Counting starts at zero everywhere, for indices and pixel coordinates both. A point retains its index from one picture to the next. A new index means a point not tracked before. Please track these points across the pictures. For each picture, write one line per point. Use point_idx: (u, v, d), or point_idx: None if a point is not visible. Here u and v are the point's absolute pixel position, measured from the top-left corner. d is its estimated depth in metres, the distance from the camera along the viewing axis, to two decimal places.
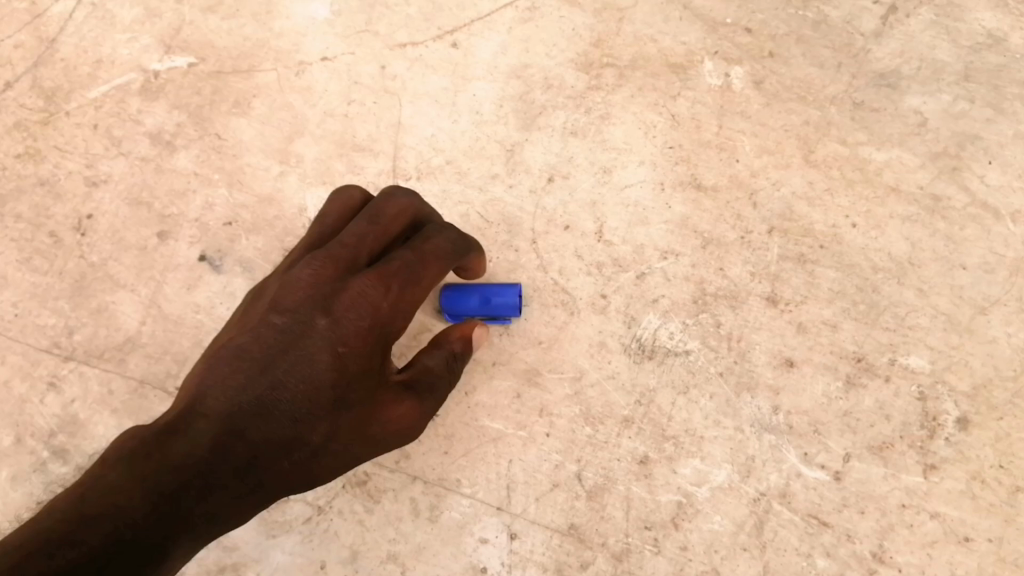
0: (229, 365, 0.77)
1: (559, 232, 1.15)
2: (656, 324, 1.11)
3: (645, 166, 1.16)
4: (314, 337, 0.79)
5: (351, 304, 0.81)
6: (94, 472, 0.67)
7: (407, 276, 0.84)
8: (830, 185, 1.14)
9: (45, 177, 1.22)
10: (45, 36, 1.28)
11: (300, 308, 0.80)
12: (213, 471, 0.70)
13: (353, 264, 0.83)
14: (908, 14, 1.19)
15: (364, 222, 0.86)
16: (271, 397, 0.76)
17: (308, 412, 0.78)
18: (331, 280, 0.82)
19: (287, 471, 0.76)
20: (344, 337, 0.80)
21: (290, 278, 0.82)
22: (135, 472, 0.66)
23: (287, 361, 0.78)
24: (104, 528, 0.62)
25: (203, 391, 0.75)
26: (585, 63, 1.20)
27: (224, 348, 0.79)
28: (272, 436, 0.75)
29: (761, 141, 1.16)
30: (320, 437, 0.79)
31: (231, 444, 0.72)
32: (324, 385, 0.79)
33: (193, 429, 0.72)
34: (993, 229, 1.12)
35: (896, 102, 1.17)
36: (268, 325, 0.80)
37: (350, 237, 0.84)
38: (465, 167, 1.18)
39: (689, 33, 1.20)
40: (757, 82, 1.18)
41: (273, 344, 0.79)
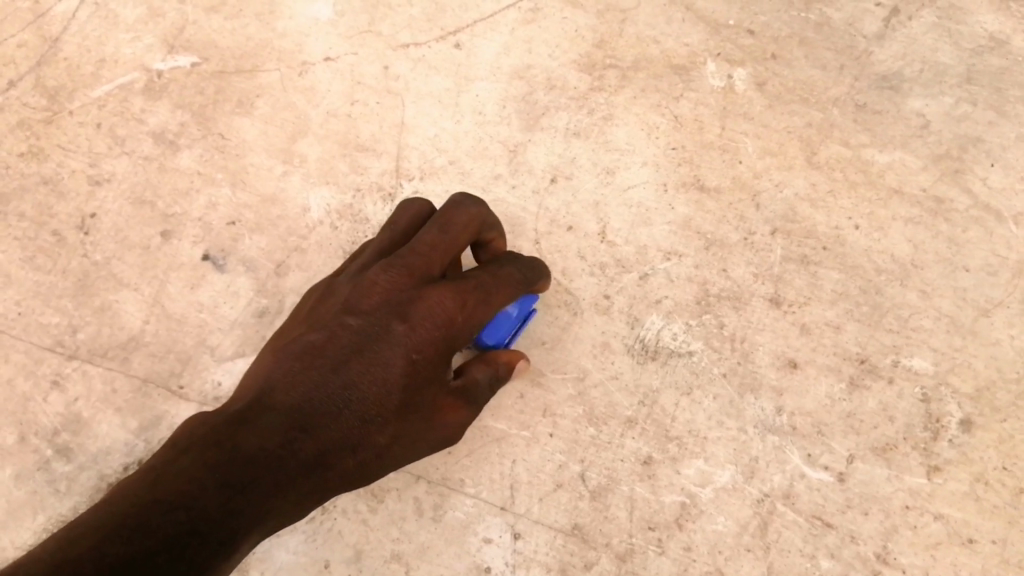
0: (304, 363, 0.78)
1: (563, 233, 1.15)
2: (659, 325, 1.11)
3: (648, 167, 1.16)
4: (389, 342, 0.80)
5: (426, 312, 0.82)
6: (165, 455, 0.66)
7: (479, 293, 0.87)
8: (833, 187, 1.14)
9: (49, 177, 1.22)
10: (48, 35, 1.28)
11: (375, 312, 0.82)
12: (284, 465, 0.70)
13: (428, 273, 0.85)
14: (911, 17, 1.20)
15: (436, 231, 0.87)
16: (343, 396, 0.77)
17: (375, 416, 0.79)
18: (406, 286, 0.83)
19: (347, 469, 0.77)
20: (418, 345, 0.81)
21: (365, 280, 0.84)
22: (206, 460, 0.65)
23: (360, 362, 0.79)
24: (179, 516, 0.60)
25: (277, 385, 0.75)
26: (589, 64, 1.21)
27: (298, 346, 0.80)
28: (340, 435, 0.76)
29: (764, 143, 1.16)
30: (383, 440, 0.80)
31: (301, 440, 0.72)
32: (394, 391, 0.80)
33: (264, 420, 0.71)
34: (996, 231, 1.12)
35: (898, 104, 1.17)
36: (343, 326, 0.81)
37: (424, 244, 0.86)
38: (469, 168, 1.18)
39: (692, 35, 1.20)
40: (759, 83, 1.18)
41: (348, 345, 0.80)
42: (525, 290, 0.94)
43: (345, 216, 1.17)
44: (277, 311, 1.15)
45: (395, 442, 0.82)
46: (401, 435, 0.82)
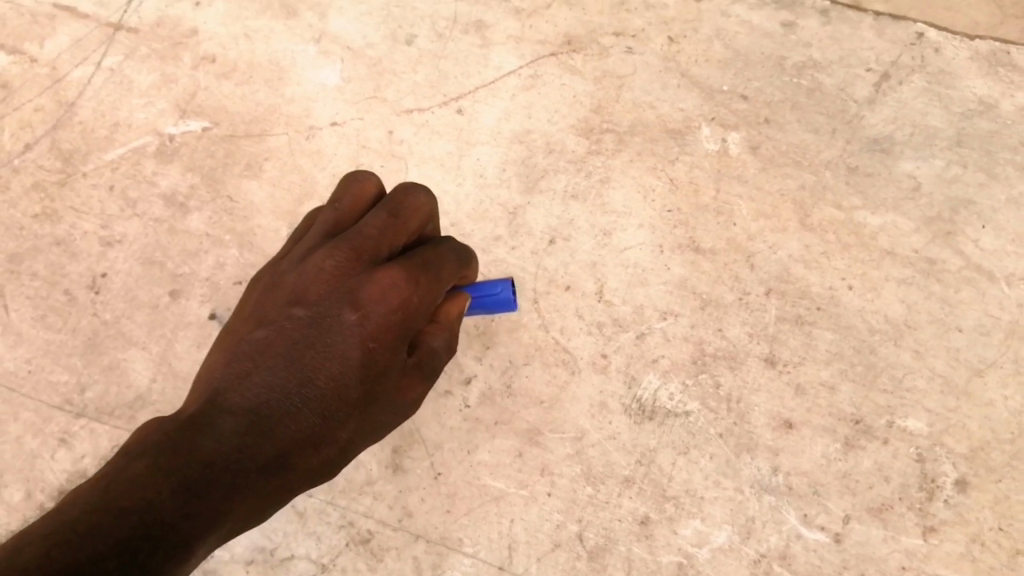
0: (255, 361, 0.75)
1: (560, 293, 1.16)
2: (656, 385, 1.12)
3: (644, 229, 1.18)
4: (342, 332, 0.77)
5: (380, 295, 0.78)
6: (117, 462, 0.64)
7: (427, 271, 0.82)
8: (826, 249, 1.15)
9: (61, 238, 1.25)
10: (64, 100, 1.31)
11: (324, 301, 0.78)
12: (242, 467, 0.68)
13: (376, 256, 0.81)
14: (901, 82, 1.19)
15: (384, 215, 0.83)
16: (297, 394, 0.74)
17: (334, 410, 0.75)
18: (354, 272, 0.79)
19: (314, 466, 0.75)
20: (374, 332, 0.78)
21: (309, 270, 0.80)
22: (159, 466, 0.64)
23: (315, 356, 0.76)
24: (131, 521, 0.60)
25: (227, 385, 0.73)
26: (586, 128, 1.22)
27: (248, 344, 0.76)
28: (300, 432, 0.73)
29: (758, 206, 1.17)
30: (347, 435, 0.77)
31: (258, 444, 0.70)
32: (352, 382, 0.76)
33: (219, 424, 0.69)
34: (988, 292, 1.13)
35: (890, 167, 1.17)
36: (291, 318, 0.78)
37: (371, 229, 0.81)
38: (469, 230, 1.19)
39: (686, 100, 1.21)
40: (754, 147, 1.19)
41: (299, 339, 0.76)
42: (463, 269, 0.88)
43: None
44: None
45: (359, 433, 0.79)
46: (366, 425, 0.79)
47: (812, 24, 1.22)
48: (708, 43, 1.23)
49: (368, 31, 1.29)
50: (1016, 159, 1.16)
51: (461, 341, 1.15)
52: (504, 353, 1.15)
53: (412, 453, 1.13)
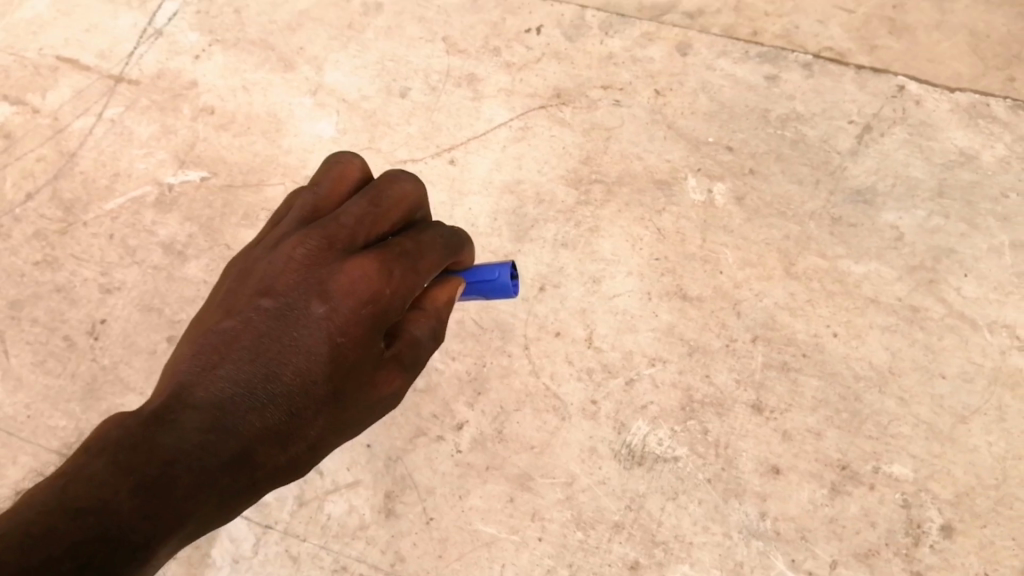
0: (219, 355, 0.70)
1: (551, 339, 1.18)
2: (645, 431, 1.14)
3: (632, 277, 1.20)
4: (309, 325, 0.73)
5: (348, 289, 0.73)
6: (75, 461, 0.61)
7: (404, 261, 0.76)
8: (811, 297, 1.17)
9: (62, 284, 1.27)
10: (66, 150, 1.34)
11: (293, 292, 0.74)
12: (202, 467, 0.64)
13: (351, 244, 0.76)
14: (882, 134, 1.22)
15: (364, 202, 0.78)
16: (261, 392, 0.70)
17: (304, 408, 0.71)
18: (324, 262, 0.75)
19: (280, 466, 0.70)
20: (342, 327, 0.73)
21: (280, 257, 0.75)
22: (119, 462, 0.61)
23: (279, 352, 0.71)
24: (88, 522, 0.57)
25: (192, 379, 0.68)
26: (575, 179, 1.24)
27: (212, 336, 0.72)
28: (263, 430, 0.69)
29: (743, 254, 1.19)
30: (317, 433, 0.72)
31: (220, 441, 0.66)
32: (320, 378, 0.72)
33: (181, 421, 0.65)
34: (972, 339, 1.15)
35: (872, 217, 1.19)
36: (259, 309, 0.73)
37: (348, 217, 0.77)
38: None
39: (673, 151, 1.24)
40: (739, 197, 1.21)
41: (265, 332, 0.72)
42: (449, 256, 0.82)
43: None
44: None
45: (331, 430, 0.74)
46: (338, 423, 0.74)
47: (794, 78, 1.26)
48: (693, 96, 1.26)
49: (363, 84, 1.32)
50: (996, 209, 1.19)
51: (453, 387, 1.17)
52: (495, 399, 1.17)
53: (404, 498, 1.14)
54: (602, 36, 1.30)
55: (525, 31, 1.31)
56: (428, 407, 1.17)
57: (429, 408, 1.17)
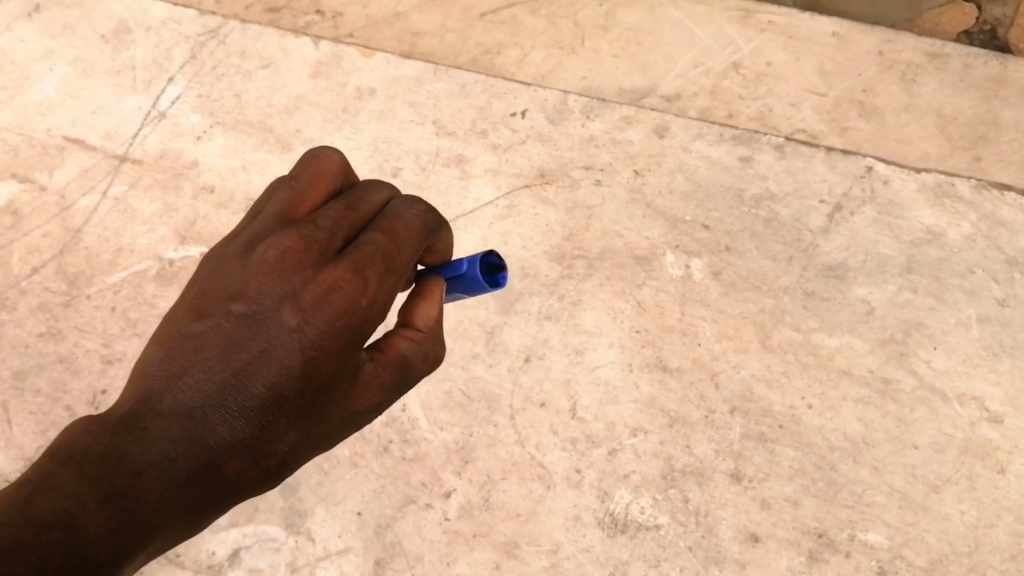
0: (186, 362, 0.67)
1: (536, 409, 1.21)
2: (628, 499, 1.17)
3: (614, 349, 1.24)
4: (280, 335, 0.69)
5: (323, 299, 0.70)
6: (42, 467, 0.60)
7: (384, 266, 0.72)
8: (786, 369, 1.21)
9: (64, 355, 1.32)
10: (71, 226, 1.39)
11: (264, 296, 0.70)
12: (168, 483, 0.63)
13: (328, 246, 0.72)
14: (852, 212, 1.28)
15: (342, 205, 0.75)
16: (230, 403, 0.67)
17: (276, 421, 0.69)
18: (299, 267, 0.71)
19: (248, 482, 0.68)
20: (315, 340, 0.69)
21: (252, 259, 0.72)
22: (86, 473, 0.60)
23: (249, 363, 0.68)
24: (53, 537, 0.57)
25: (158, 388, 0.66)
26: (558, 254, 1.29)
27: (179, 341, 0.68)
28: (231, 445, 0.66)
29: (721, 327, 1.24)
30: (289, 448, 0.70)
31: (187, 456, 0.64)
32: (291, 393, 0.69)
33: (147, 434, 0.63)
34: (942, 410, 1.18)
35: (844, 292, 1.24)
36: (228, 314, 0.70)
37: (324, 220, 0.73)
38: (449, 347, 1.24)
39: (652, 229, 1.29)
40: (716, 273, 1.26)
41: (234, 339, 0.68)
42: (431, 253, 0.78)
43: None
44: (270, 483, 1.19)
45: (304, 445, 0.71)
46: (311, 438, 0.72)
47: (768, 158, 1.32)
48: (670, 176, 1.32)
49: (356, 164, 1.38)
50: (963, 284, 1.24)
51: (441, 456, 1.20)
52: (481, 467, 1.19)
53: (393, 565, 1.16)
54: (583, 119, 1.37)
55: (511, 115, 1.38)
56: (416, 475, 1.19)
57: (417, 476, 1.19)
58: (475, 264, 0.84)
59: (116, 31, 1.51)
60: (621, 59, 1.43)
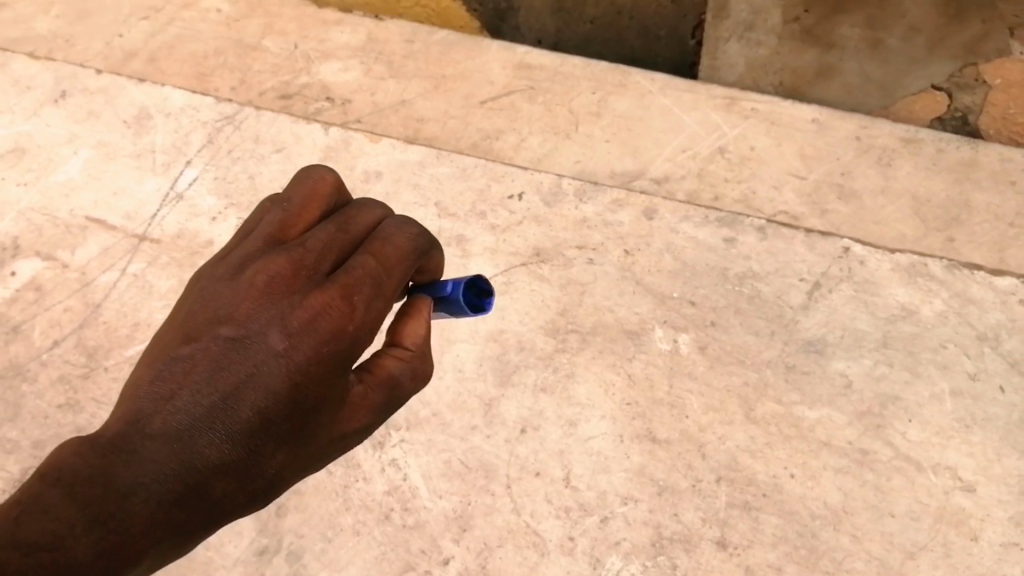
0: (178, 383, 0.74)
1: (531, 478, 1.27)
2: (618, 566, 1.21)
3: (606, 420, 1.30)
4: (268, 358, 0.76)
5: (309, 325, 0.77)
6: (33, 489, 0.66)
7: (370, 291, 0.80)
8: (768, 439, 1.27)
9: (82, 426, 1.37)
10: (91, 302, 1.46)
11: (252, 321, 0.77)
12: (158, 504, 0.68)
13: (316, 271, 0.80)
14: (830, 289, 1.35)
15: (332, 228, 0.83)
16: (218, 426, 0.73)
17: (263, 444, 0.75)
18: (288, 293, 0.79)
19: (237, 503, 0.74)
20: (301, 365, 0.77)
21: (242, 283, 0.79)
22: (76, 495, 0.66)
23: (239, 386, 0.75)
24: (42, 559, 0.62)
25: (150, 408, 0.72)
26: (552, 328, 1.36)
27: (172, 361, 0.75)
28: (221, 466, 0.72)
29: (707, 399, 1.30)
30: (276, 471, 0.76)
31: (178, 476, 0.70)
32: (278, 417, 0.76)
33: (137, 455, 0.69)
34: (917, 480, 1.23)
35: (824, 366, 1.31)
36: (218, 338, 0.77)
37: (314, 243, 0.81)
38: (449, 419, 1.31)
39: (641, 304, 1.37)
40: (702, 347, 1.33)
41: (223, 363, 0.75)
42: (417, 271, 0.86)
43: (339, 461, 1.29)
44: (277, 548, 1.25)
45: (289, 468, 0.78)
46: (297, 461, 0.78)
47: (750, 239, 1.40)
48: (659, 255, 1.40)
49: None
50: (936, 358, 1.30)
51: (441, 524, 1.25)
52: (479, 535, 1.24)
53: None
54: (577, 202, 1.45)
55: (509, 197, 1.47)
56: (417, 542, 1.24)
57: (418, 543, 1.24)
58: (457, 284, 0.93)
59: (137, 117, 1.61)
60: (613, 144, 1.52)
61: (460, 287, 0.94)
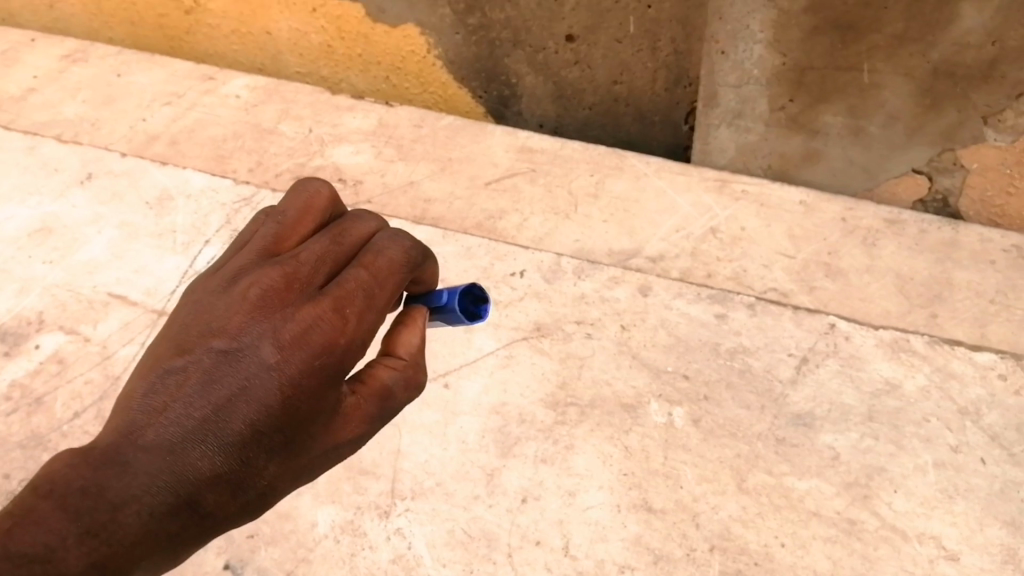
0: (170, 395, 0.81)
1: (531, 546, 1.29)
2: None
3: (603, 490, 1.33)
4: (262, 371, 0.83)
5: (300, 339, 0.84)
6: (28, 501, 0.76)
7: (359, 303, 0.88)
8: (760, 509, 1.30)
9: None
10: (112, 374, 1.49)
11: (246, 334, 0.85)
12: (149, 514, 0.78)
13: (308, 284, 0.89)
14: (817, 364, 1.42)
15: (323, 245, 0.92)
16: (210, 438, 0.81)
17: (254, 456, 0.83)
18: (280, 307, 0.86)
19: (228, 510, 0.83)
20: (294, 378, 0.84)
21: (236, 297, 0.87)
22: (69, 508, 0.75)
23: (230, 399, 0.82)
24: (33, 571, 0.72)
25: (143, 420, 0.80)
26: (552, 400, 1.41)
27: (166, 372, 0.83)
28: (212, 478, 0.81)
29: (701, 470, 1.34)
30: (267, 480, 0.84)
31: (167, 487, 0.79)
32: (269, 429, 0.83)
33: (127, 466, 0.78)
34: (903, 549, 1.25)
35: (812, 438, 1.35)
36: (211, 351, 0.84)
37: (307, 256, 0.90)
38: (452, 489, 1.35)
39: (637, 378, 1.42)
40: (695, 420, 1.38)
41: (215, 375, 0.83)
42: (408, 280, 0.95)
43: (347, 530, 1.33)
44: None
45: (282, 479, 0.86)
46: (289, 473, 0.86)
47: (741, 315, 1.47)
48: (654, 330, 1.47)
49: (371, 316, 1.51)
50: (920, 431, 1.35)
51: None
52: None
53: None
54: (575, 278, 1.53)
55: (510, 274, 1.54)
56: None
57: None
58: (453, 294, 1.04)
59: (160, 199, 1.70)
60: (611, 223, 1.60)
61: (456, 297, 1.04)
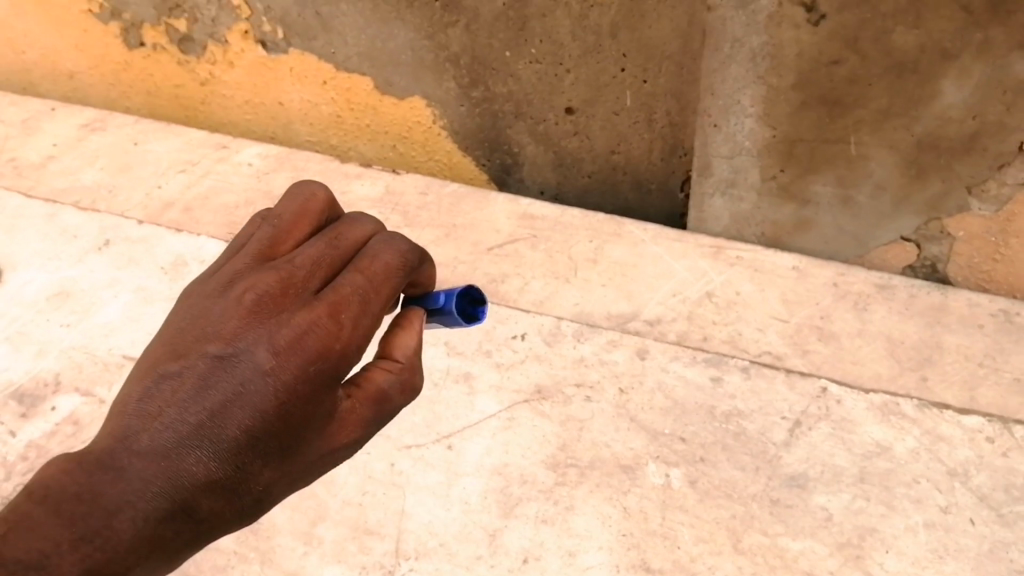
0: (166, 400, 0.87)
1: None
2: None
3: (603, 550, 1.36)
4: (257, 377, 0.88)
5: (295, 346, 0.90)
6: (21, 507, 0.82)
7: (354, 308, 0.94)
8: (755, 569, 1.33)
9: None
10: None
11: (241, 340, 0.90)
12: (145, 519, 0.83)
13: (303, 289, 0.95)
14: (810, 427, 1.46)
15: (319, 249, 0.98)
16: (206, 444, 0.86)
17: (249, 462, 0.88)
18: (276, 313, 0.92)
19: (224, 515, 0.89)
20: (287, 386, 0.89)
21: (233, 302, 0.92)
22: (63, 514, 0.81)
23: (224, 405, 0.87)
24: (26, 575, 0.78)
25: (139, 425, 0.86)
26: (553, 462, 1.45)
27: (162, 377, 0.88)
28: (207, 484, 0.86)
29: (697, 531, 1.37)
30: (262, 486, 0.90)
31: (162, 493, 0.84)
32: (264, 436, 0.88)
33: (121, 471, 0.83)
34: None
35: (805, 499, 1.39)
36: (207, 357, 0.89)
37: (303, 260, 0.96)
38: (455, 549, 1.38)
39: (635, 440, 1.46)
40: (692, 481, 1.42)
41: (210, 382, 0.88)
42: (402, 283, 1.01)
43: None
44: None
45: (277, 484, 0.91)
46: (284, 477, 0.91)
47: (735, 378, 1.52)
48: (651, 393, 1.51)
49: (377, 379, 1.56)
50: (910, 492, 1.38)
51: None
52: None
53: None
54: (575, 341, 1.58)
55: (512, 337, 1.60)
56: None
57: None
58: (452, 297, 1.13)
59: (174, 265, 1.75)
60: (609, 288, 1.65)
61: (455, 300, 1.14)
